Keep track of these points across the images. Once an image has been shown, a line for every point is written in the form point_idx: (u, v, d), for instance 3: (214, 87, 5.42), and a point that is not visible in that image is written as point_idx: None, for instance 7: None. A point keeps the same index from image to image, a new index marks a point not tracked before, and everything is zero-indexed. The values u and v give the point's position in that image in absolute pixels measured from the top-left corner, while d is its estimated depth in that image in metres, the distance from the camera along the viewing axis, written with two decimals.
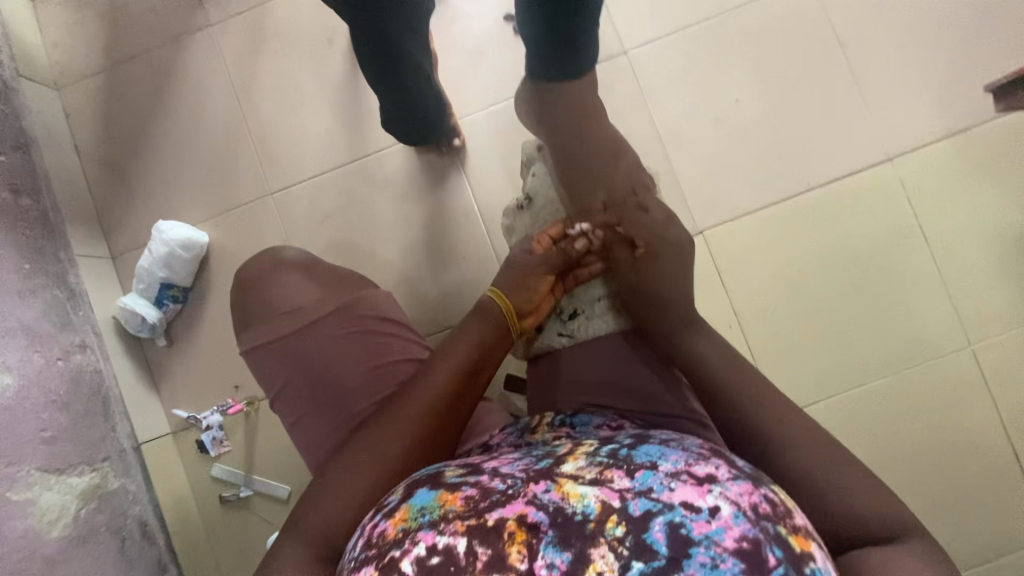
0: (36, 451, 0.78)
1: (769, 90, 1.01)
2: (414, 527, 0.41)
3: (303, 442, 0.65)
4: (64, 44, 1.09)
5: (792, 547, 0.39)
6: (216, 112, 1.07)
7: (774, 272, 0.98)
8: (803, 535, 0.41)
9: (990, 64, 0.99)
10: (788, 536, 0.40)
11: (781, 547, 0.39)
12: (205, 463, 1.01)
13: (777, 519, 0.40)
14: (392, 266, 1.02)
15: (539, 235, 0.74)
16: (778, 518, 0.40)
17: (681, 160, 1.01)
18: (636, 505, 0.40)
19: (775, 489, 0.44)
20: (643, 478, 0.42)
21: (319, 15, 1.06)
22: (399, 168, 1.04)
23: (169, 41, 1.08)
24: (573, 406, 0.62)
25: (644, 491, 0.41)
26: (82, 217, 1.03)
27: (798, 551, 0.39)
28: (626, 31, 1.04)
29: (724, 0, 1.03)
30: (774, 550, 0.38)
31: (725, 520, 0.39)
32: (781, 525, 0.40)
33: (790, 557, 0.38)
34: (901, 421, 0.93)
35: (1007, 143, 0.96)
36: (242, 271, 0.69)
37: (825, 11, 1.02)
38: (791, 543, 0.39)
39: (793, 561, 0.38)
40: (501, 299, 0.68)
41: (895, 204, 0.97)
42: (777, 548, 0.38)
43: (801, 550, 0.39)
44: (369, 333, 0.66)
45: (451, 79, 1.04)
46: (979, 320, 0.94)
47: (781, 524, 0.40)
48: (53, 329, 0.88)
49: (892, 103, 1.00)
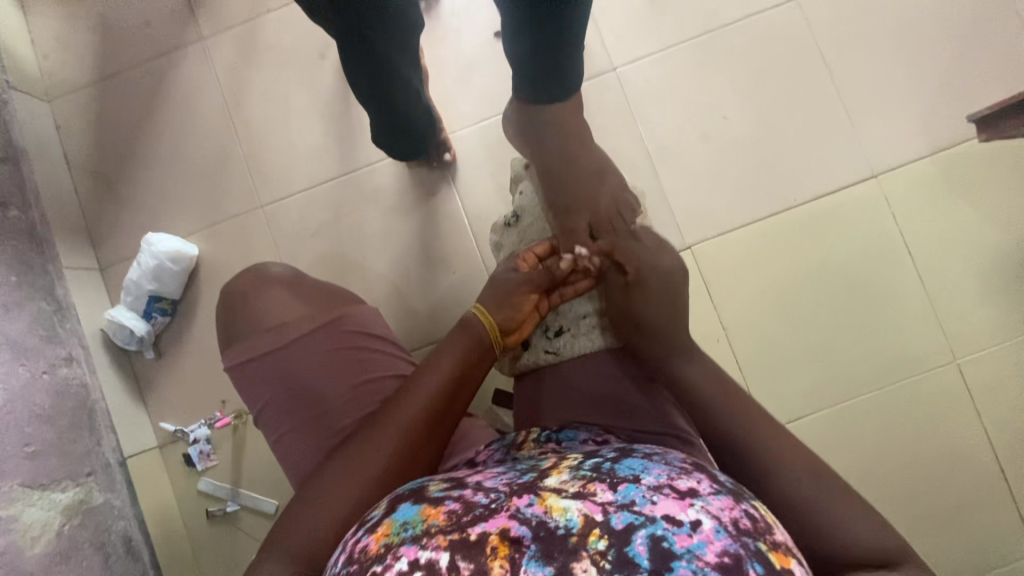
0: (19, 466, 0.77)
1: (756, 108, 1.03)
2: (397, 541, 0.41)
3: (285, 458, 0.65)
4: (56, 56, 1.09)
5: (773, 562, 0.39)
6: (208, 125, 1.07)
7: (761, 287, 0.99)
8: (784, 551, 0.41)
9: (972, 84, 1.01)
10: (768, 551, 0.40)
11: (762, 562, 0.39)
12: (191, 476, 1.00)
13: (757, 535, 0.41)
14: (382, 279, 1.02)
15: (526, 252, 0.74)
16: (759, 533, 0.41)
17: (669, 176, 1.02)
18: (619, 519, 0.40)
19: (756, 505, 0.45)
20: (626, 490, 0.43)
21: (312, 30, 1.07)
22: (390, 182, 1.04)
23: (161, 55, 1.09)
24: (557, 422, 0.63)
25: (627, 503, 0.41)
26: (70, 229, 1.03)
27: (779, 565, 0.39)
28: (615, 49, 1.05)
29: (711, 20, 1.05)
30: (755, 565, 0.38)
31: (706, 534, 0.39)
32: (761, 540, 0.40)
33: (771, 571, 0.38)
34: (887, 436, 0.94)
35: (989, 161, 0.98)
36: (227, 287, 0.70)
37: (810, 30, 1.04)
38: (772, 559, 0.39)
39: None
40: (485, 318, 0.68)
41: (880, 220, 0.99)
42: (758, 563, 0.38)
43: (781, 566, 0.39)
44: (354, 349, 0.66)
45: (442, 94, 1.05)
46: (963, 335, 0.95)
47: (761, 539, 0.41)
48: (39, 342, 0.87)
49: (876, 121, 1.02)
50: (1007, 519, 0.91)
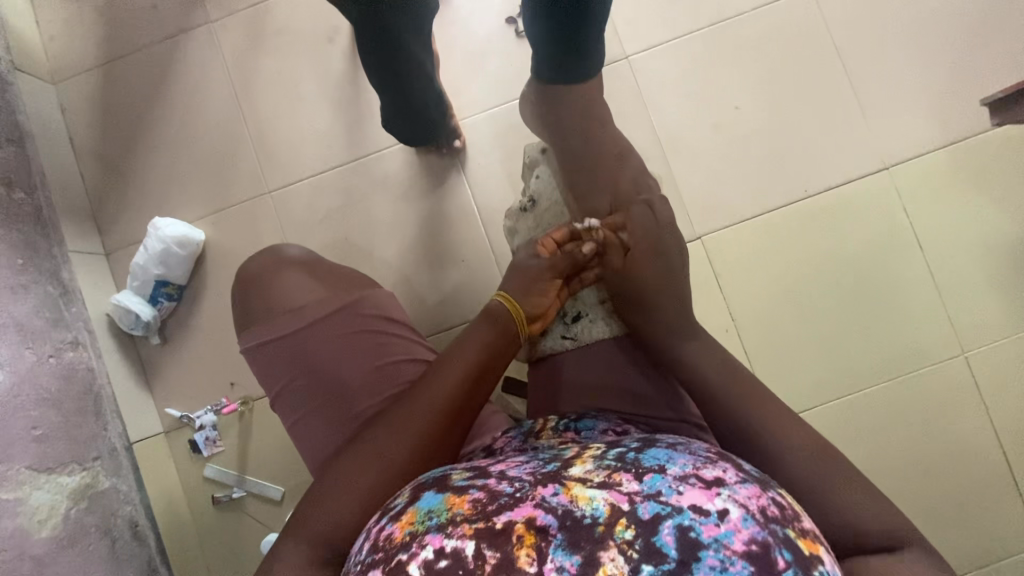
0: (27, 449, 0.77)
1: (768, 98, 1.02)
2: (422, 531, 0.41)
3: (304, 442, 0.64)
4: (61, 37, 1.08)
5: (800, 549, 0.39)
6: (215, 109, 1.06)
7: (772, 278, 0.98)
8: (811, 538, 0.41)
9: (985, 76, 1.01)
10: (797, 538, 0.40)
11: (790, 549, 0.39)
12: (198, 463, 1.00)
13: (785, 522, 0.41)
14: (391, 266, 1.02)
15: (544, 238, 0.73)
16: (787, 521, 0.41)
17: (681, 165, 1.02)
18: (645, 509, 0.40)
19: (783, 494, 0.44)
20: (651, 481, 0.42)
21: (321, 14, 1.06)
22: (399, 169, 1.04)
23: (168, 37, 1.07)
24: (576, 410, 0.62)
25: (653, 493, 0.41)
26: (75, 213, 1.02)
27: (807, 552, 0.39)
28: (627, 36, 1.05)
29: (725, 8, 1.04)
30: (784, 552, 0.38)
31: (734, 523, 0.39)
32: (789, 528, 0.40)
33: (798, 559, 0.38)
34: (896, 427, 0.94)
35: (1000, 154, 0.98)
36: (243, 270, 0.69)
37: (823, 20, 1.03)
38: (800, 547, 0.39)
39: (801, 563, 0.38)
40: (512, 306, 0.67)
41: (891, 213, 0.98)
42: (786, 551, 0.38)
43: (809, 553, 0.39)
44: (372, 333, 0.66)
45: (453, 81, 1.04)
46: (973, 328, 0.95)
47: (789, 526, 0.41)
48: (45, 326, 0.87)
49: (888, 113, 1.01)
50: (1014, 511, 0.91)
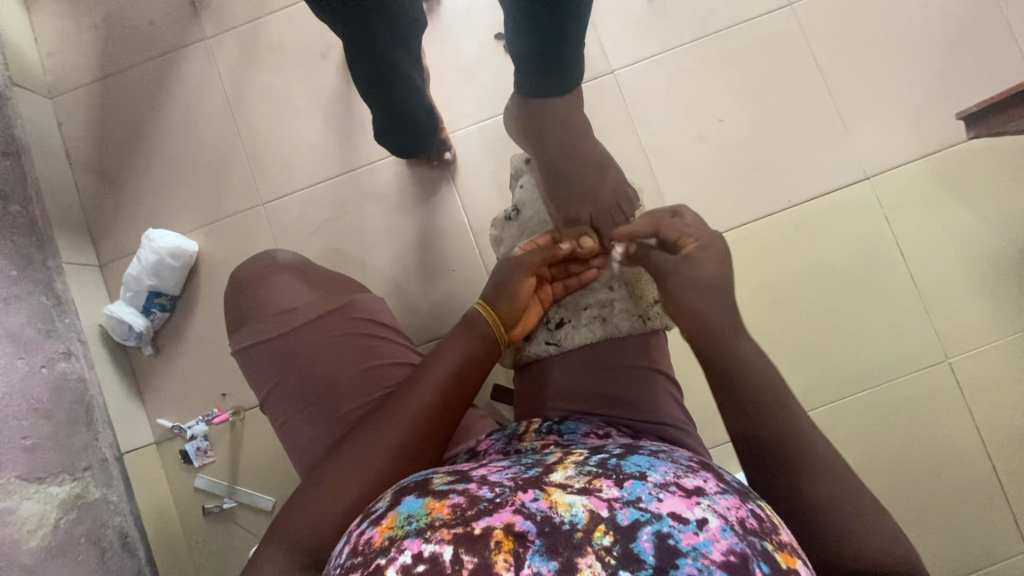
0: (17, 459, 0.77)
1: (750, 111, 1.05)
2: (402, 535, 0.42)
3: (290, 444, 0.65)
4: (58, 53, 1.10)
5: (778, 562, 0.40)
6: (209, 122, 1.08)
7: (757, 286, 1.00)
8: (789, 551, 0.42)
9: (960, 90, 1.03)
10: (774, 551, 0.41)
11: (768, 561, 0.39)
12: (188, 473, 1.00)
13: (763, 535, 0.42)
14: (382, 276, 1.03)
15: (526, 242, 0.75)
16: (765, 533, 0.42)
17: (666, 176, 1.04)
18: (624, 515, 0.41)
19: (762, 506, 0.45)
20: (632, 487, 0.43)
21: (314, 31, 1.08)
22: (390, 181, 1.05)
23: (165, 53, 1.10)
24: (559, 414, 0.64)
25: (633, 500, 0.42)
26: (71, 225, 1.03)
27: (784, 566, 0.40)
28: (613, 52, 1.07)
29: (707, 24, 1.07)
30: (761, 565, 0.39)
31: (712, 533, 0.40)
32: (766, 540, 0.41)
33: (775, 570, 0.39)
34: (881, 433, 0.95)
35: (977, 164, 1.00)
36: (236, 273, 0.70)
37: (804, 36, 1.06)
38: (778, 559, 0.40)
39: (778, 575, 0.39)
40: (489, 313, 0.68)
41: (872, 222, 1.00)
42: (764, 563, 0.39)
43: (787, 566, 0.40)
44: (361, 337, 0.67)
45: (443, 95, 1.06)
46: (955, 334, 0.97)
47: (767, 539, 0.42)
48: (38, 336, 0.87)
49: (868, 124, 1.04)
50: (999, 516, 0.92)
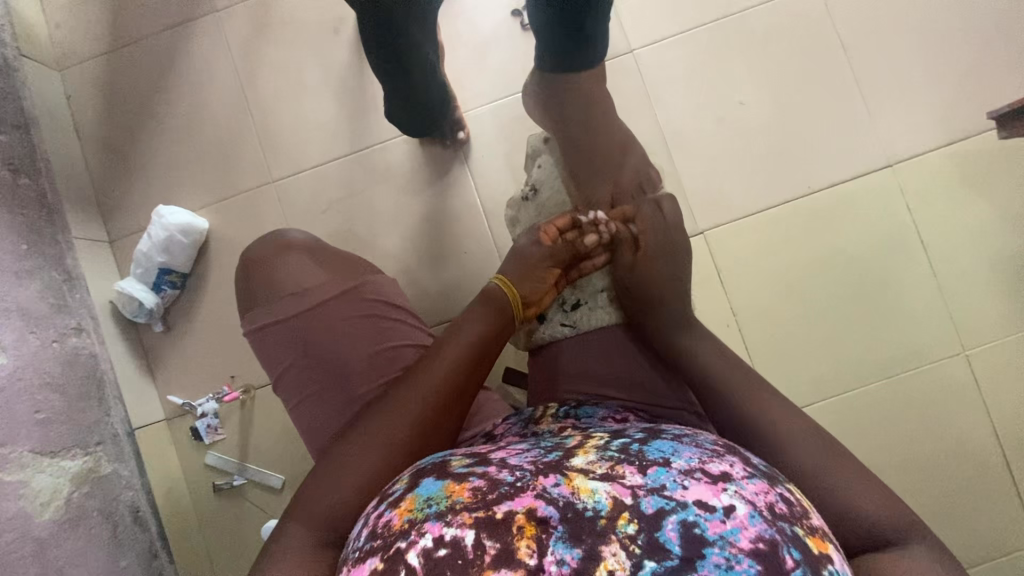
0: (30, 433, 0.78)
1: (772, 94, 1.02)
2: (421, 518, 0.41)
3: (304, 425, 0.65)
4: (67, 25, 1.08)
5: (809, 549, 0.39)
6: (220, 97, 1.07)
7: (773, 274, 0.99)
8: (820, 536, 0.41)
9: (990, 76, 1.00)
10: (805, 537, 0.40)
11: (798, 548, 0.38)
12: (199, 451, 1.01)
13: (793, 520, 0.40)
14: (393, 257, 1.02)
15: (547, 225, 0.74)
16: (795, 518, 0.40)
17: (684, 160, 1.02)
18: (649, 503, 0.40)
19: (792, 490, 0.44)
20: (656, 474, 0.42)
21: (327, 4, 1.06)
22: (403, 160, 1.04)
23: (174, 26, 1.07)
24: (576, 397, 0.63)
25: (657, 488, 0.41)
26: (82, 199, 1.03)
27: (816, 552, 0.39)
28: (633, 31, 1.04)
29: (730, 3, 1.04)
30: (791, 551, 0.38)
31: (740, 521, 0.39)
32: (796, 527, 0.40)
33: (807, 559, 0.38)
34: (895, 423, 0.94)
35: (1004, 152, 0.98)
36: (245, 253, 0.70)
37: (830, 17, 1.03)
38: (809, 546, 0.39)
39: (809, 563, 0.38)
40: (509, 289, 0.68)
41: (894, 210, 0.98)
42: (795, 550, 0.38)
43: (818, 553, 0.39)
44: (374, 318, 0.66)
45: (457, 73, 1.04)
46: (975, 326, 0.95)
47: (797, 524, 0.40)
48: (49, 311, 0.88)
49: (893, 110, 1.01)
50: (1011, 509, 0.92)
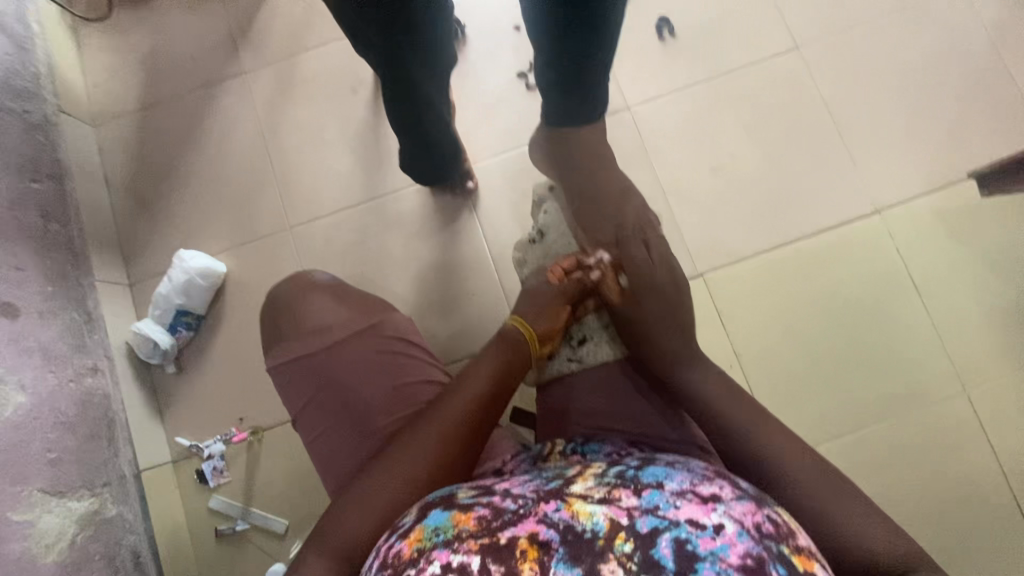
0: (41, 471, 0.79)
1: (762, 146, 1.09)
2: (430, 546, 0.42)
3: (320, 458, 0.66)
4: (104, 84, 1.17)
5: (795, 565, 0.39)
6: (243, 150, 1.13)
7: (772, 316, 1.01)
8: (805, 555, 0.41)
9: (965, 129, 1.07)
10: (791, 555, 0.40)
11: (785, 564, 0.39)
12: (203, 494, 1.00)
13: (780, 539, 0.41)
14: (403, 299, 1.05)
15: (553, 266, 0.80)
16: (781, 537, 0.41)
17: (681, 207, 1.07)
18: (643, 523, 0.41)
19: (779, 511, 0.45)
20: (650, 496, 0.43)
21: (347, 66, 1.15)
22: (414, 207, 1.09)
23: (204, 85, 1.16)
24: (583, 433, 0.65)
25: (651, 508, 0.42)
26: (106, 244, 1.07)
27: (802, 568, 0.39)
28: (630, 90, 1.13)
29: (719, 65, 1.12)
30: (778, 568, 0.38)
31: (729, 537, 0.40)
32: (783, 544, 0.41)
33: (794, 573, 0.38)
34: (902, 464, 0.94)
35: (986, 199, 1.03)
36: (271, 295, 0.73)
37: (812, 76, 1.11)
38: (794, 562, 0.39)
39: None
40: (524, 327, 0.72)
41: (885, 253, 1.02)
42: (782, 566, 0.39)
43: (804, 568, 0.39)
44: (391, 355, 0.68)
45: (467, 128, 1.11)
46: (972, 366, 0.97)
47: (783, 543, 0.41)
48: (68, 351, 0.90)
49: (877, 160, 1.07)
50: None
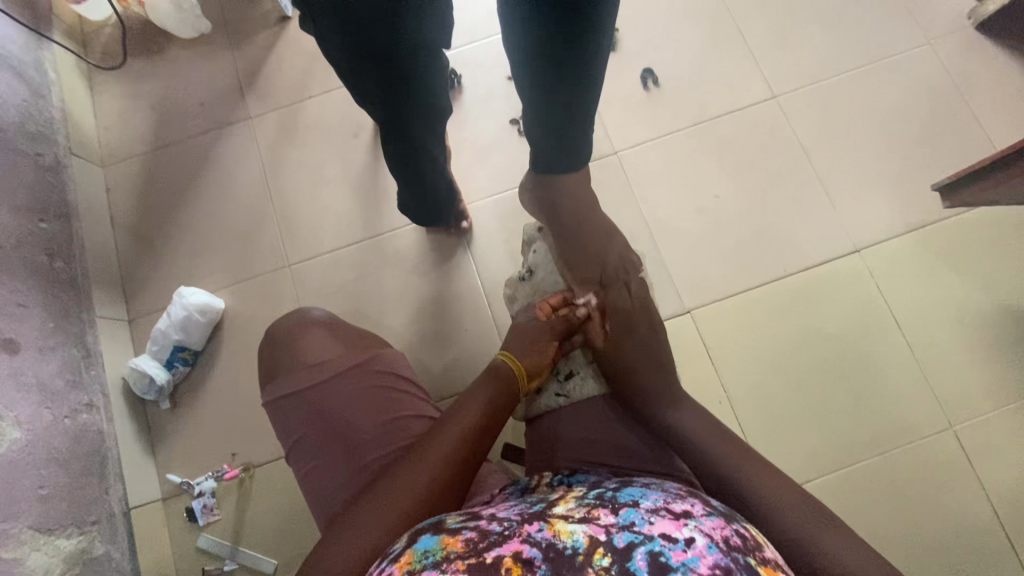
0: (30, 509, 0.79)
1: (744, 188, 1.14)
2: (419, 567, 0.43)
3: (313, 492, 0.67)
4: (115, 128, 1.22)
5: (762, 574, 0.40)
6: (245, 190, 1.18)
7: (758, 351, 1.04)
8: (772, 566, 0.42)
9: (937, 173, 1.12)
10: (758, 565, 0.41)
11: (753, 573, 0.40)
12: (192, 533, 0.99)
13: (747, 551, 0.43)
14: (397, 335, 1.07)
15: (541, 302, 0.83)
16: (748, 550, 0.43)
17: (668, 246, 1.11)
18: (620, 539, 0.42)
19: (747, 528, 0.47)
20: (626, 514, 0.45)
21: (348, 112, 1.20)
22: (410, 245, 1.12)
23: (211, 129, 1.21)
24: (570, 466, 0.66)
25: (627, 525, 0.43)
26: (107, 281, 1.10)
27: None
28: (617, 135, 1.18)
29: (701, 112, 1.18)
30: None
31: (699, 549, 0.41)
32: (750, 556, 0.42)
33: None
34: (891, 499, 0.95)
35: (959, 239, 1.07)
36: (270, 329, 0.75)
37: (789, 123, 1.17)
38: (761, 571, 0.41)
39: None
40: (513, 362, 0.75)
41: (866, 291, 1.06)
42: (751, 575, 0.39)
43: None
44: (385, 389, 0.70)
45: (462, 170, 1.16)
46: (956, 400, 0.99)
47: (751, 554, 0.42)
48: (64, 387, 0.91)
49: (854, 201, 1.12)
50: None
